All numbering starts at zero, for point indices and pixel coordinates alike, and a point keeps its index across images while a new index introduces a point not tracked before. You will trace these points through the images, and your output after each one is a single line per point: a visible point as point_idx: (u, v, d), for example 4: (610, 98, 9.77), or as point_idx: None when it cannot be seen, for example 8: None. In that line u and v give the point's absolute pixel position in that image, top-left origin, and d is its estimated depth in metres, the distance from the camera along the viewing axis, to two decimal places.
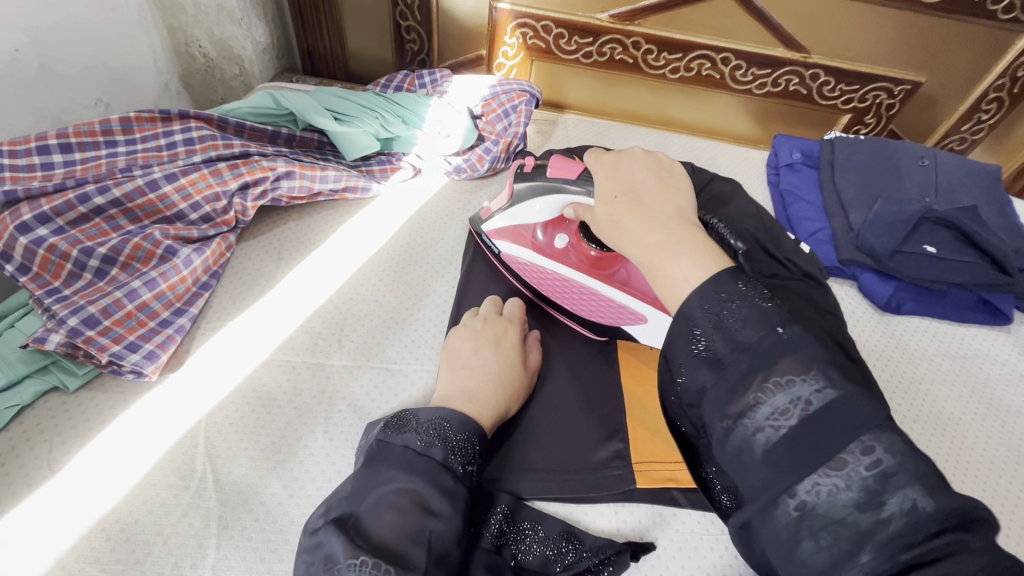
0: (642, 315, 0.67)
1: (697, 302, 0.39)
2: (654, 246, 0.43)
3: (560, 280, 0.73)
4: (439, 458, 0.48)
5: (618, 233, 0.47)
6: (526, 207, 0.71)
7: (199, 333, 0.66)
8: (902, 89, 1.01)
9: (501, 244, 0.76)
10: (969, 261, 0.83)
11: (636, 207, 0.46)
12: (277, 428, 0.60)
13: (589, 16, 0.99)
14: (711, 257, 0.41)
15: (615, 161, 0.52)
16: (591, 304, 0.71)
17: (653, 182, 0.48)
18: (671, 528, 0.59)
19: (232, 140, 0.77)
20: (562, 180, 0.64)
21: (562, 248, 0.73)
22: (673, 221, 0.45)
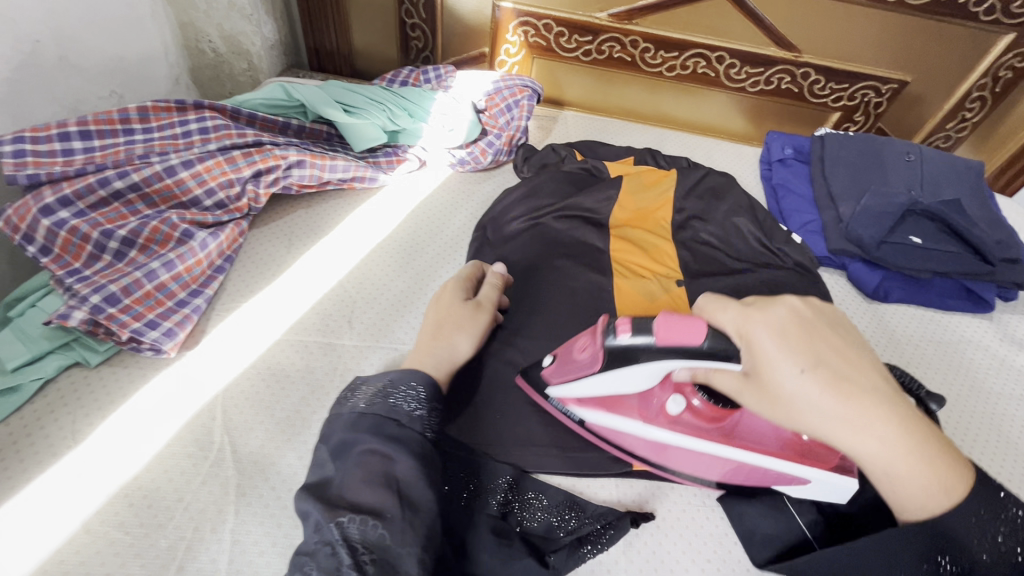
0: (803, 477, 0.56)
1: (954, 527, 0.42)
2: (884, 440, 0.41)
3: (677, 452, 0.59)
4: (384, 412, 0.50)
5: (805, 417, 0.42)
6: (614, 379, 0.56)
7: (215, 314, 0.69)
8: (889, 88, 1.05)
9: (584, 413, 0.61)
10: (953, 251, 0.87)
11: (852, 394, 0.41)
12: (291, 403, 0.62)
13: (588, 15, 1.02)
14: (952, 468, 0.42)
15: (772, 324, 0.44)
16: (738, 471, 0.59)
17: (838, 352, 0.43)
18: (670, 499, 0.62)
19: (245, 130, 0.79)
20: (679, 344, 0.48)
21: (673, 413, 0.58)
22: (893, 412, 0.41)
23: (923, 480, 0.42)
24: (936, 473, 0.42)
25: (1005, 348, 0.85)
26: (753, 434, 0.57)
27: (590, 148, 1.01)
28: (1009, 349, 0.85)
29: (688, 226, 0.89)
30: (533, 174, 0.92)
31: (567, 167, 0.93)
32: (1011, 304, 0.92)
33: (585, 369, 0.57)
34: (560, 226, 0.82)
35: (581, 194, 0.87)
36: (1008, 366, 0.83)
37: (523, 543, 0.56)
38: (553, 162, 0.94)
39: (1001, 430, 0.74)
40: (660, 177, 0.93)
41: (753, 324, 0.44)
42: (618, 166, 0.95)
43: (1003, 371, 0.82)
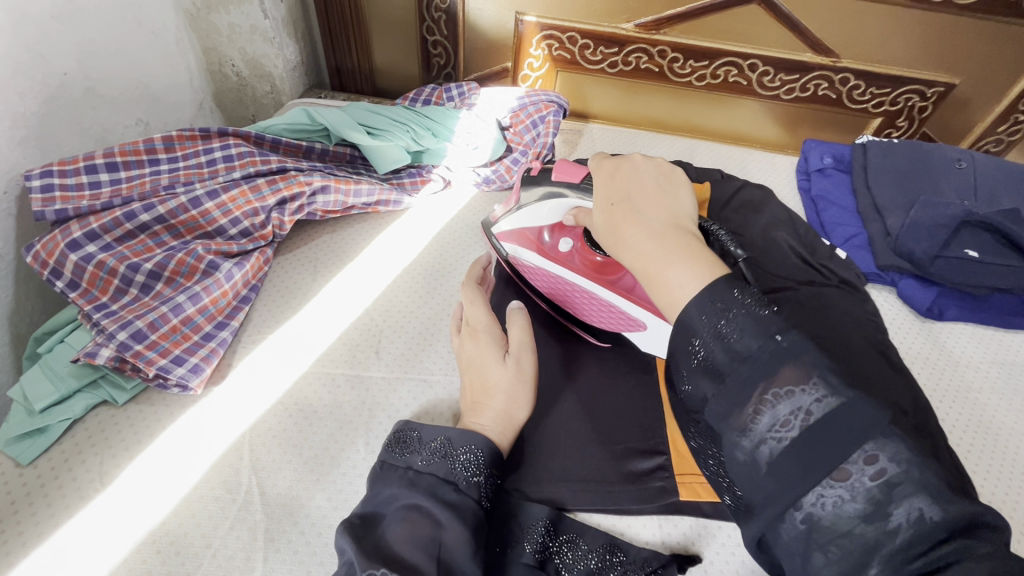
0: (641, 321, 0.61)
1: (693, 316, 0.37)
2: (649, 250, 0.40)
3: (562, 285, 0.67)
4: (442, 473, 0.50)
5: (623, 232, 0.43)
6: (533, 211, 0.69)
7: (241, 346, 0.67)
8: (936, 91, 1.00)
9: (506, 245, 0.74)
10: (1014, 265, 0.81)
11: (635, 213, 0.43)
12: (319, 441, 0.60)
13: (614, 26, 0.99)
14: (703, 258, 0.39)
15: (630, 164, 0.49)
16: (597, 310, 0.66)
17: (650, 188, 0.46)
18: (717, 542, 0.58)
19: (269, 156, 0.78)
20: (568, 183, 0.65)
21: (566, 251, 0.68)
22: (669, 236, 0.41)
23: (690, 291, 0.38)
24: (697, 263, 0.39)
25: None
26: (628, 287, 0.63)
27: None
28: None
29: None
30: None
31: None
32: None
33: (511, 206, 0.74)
34: None
35: None
36: None
37: None
38: None
39: None
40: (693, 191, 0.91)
41: (618, 164, 0.49)
42: None
43: None
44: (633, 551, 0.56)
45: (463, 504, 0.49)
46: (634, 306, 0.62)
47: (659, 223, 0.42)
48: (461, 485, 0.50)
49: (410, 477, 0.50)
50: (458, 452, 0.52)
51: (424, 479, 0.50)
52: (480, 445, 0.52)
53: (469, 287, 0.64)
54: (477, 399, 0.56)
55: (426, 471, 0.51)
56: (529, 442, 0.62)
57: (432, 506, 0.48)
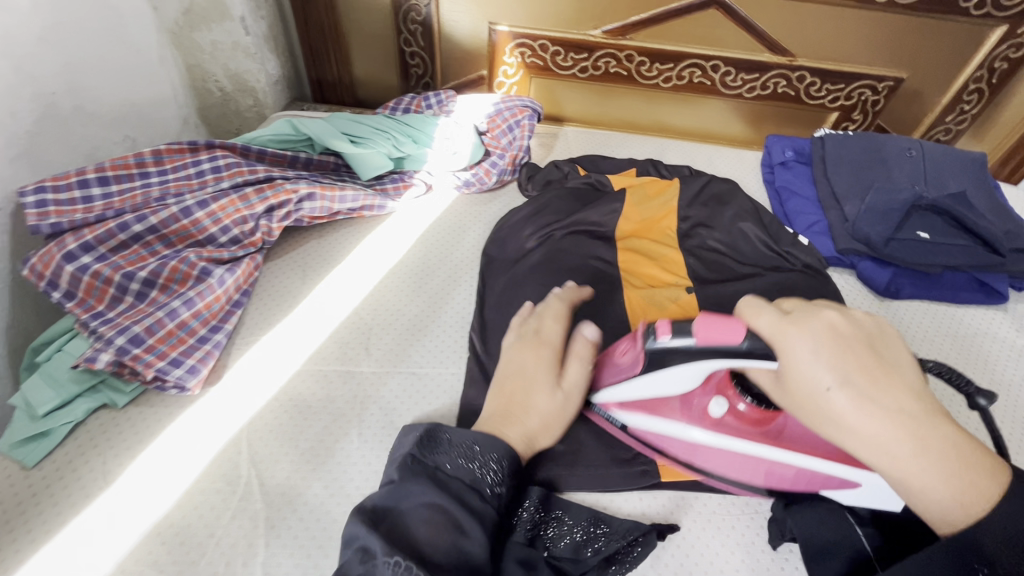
0: (855, 480, 0.55)
1: (981, 538, 0.39)
2: (902, 460, 0.40)
3: (723, 455, 0.59)
4: (468, 479, 0.50)
5: (868, 429, 0.40)
6: (655, 380, 0.56)
7: (235, 348, 0.70)
8: (886, 85, 1.06)
9: (625, 417, 0.62)
10: (962, 244, 0.87)
11: (870, 408, 0.41)
12: (314, 433, 0.63)
13: (582, 33, 1.04)
14: (981, 470, 0.40)
15: (808, 336, 0.43)
16: (772, 476, 0.59)
17: (876, 371, 0.42)
18: (693, 510, 0.62)
19: (256, 166, 0.81)
20: (721, 346, 0.49)
21: (717, 415, 0.59)
22: (914, 433, 0.40)
23: (943, 491, 0.40)
24: (972, 486, 0.40)
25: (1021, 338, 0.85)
26: (799, 439, 0.57)
27: (593, 162, 1.03)
28: None
29: (694, 234, 0.91)
30: (537, 192, 0.94)
31: (571, 183, 0.95)
32: None
33: (625, 371, 0.59)
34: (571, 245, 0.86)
35: (585, 209, 0.90)
36: None
37: (550, 568, 0.55)
38: (557, 179, 0.97)
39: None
40: (663, 187, 0.96)
41: (790, 334, 0.44)
42: (621, 178, 0.98)
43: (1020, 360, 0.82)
44: (617, 523, 0.59)
45: (489, 513, 0.49)
46: (830, 467, 0.55)
47: (908, 417, 0.41)
48: (490, 494, 0.50)
49: (439, 478, 0.50)
50: (490, 458, 0.52)
51: (451, 483, 0.50)
52: (505, 454, 0.52)
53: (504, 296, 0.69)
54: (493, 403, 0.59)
55: (455, 474, 0.51)
56: None
57: (462, 515, 0.48)
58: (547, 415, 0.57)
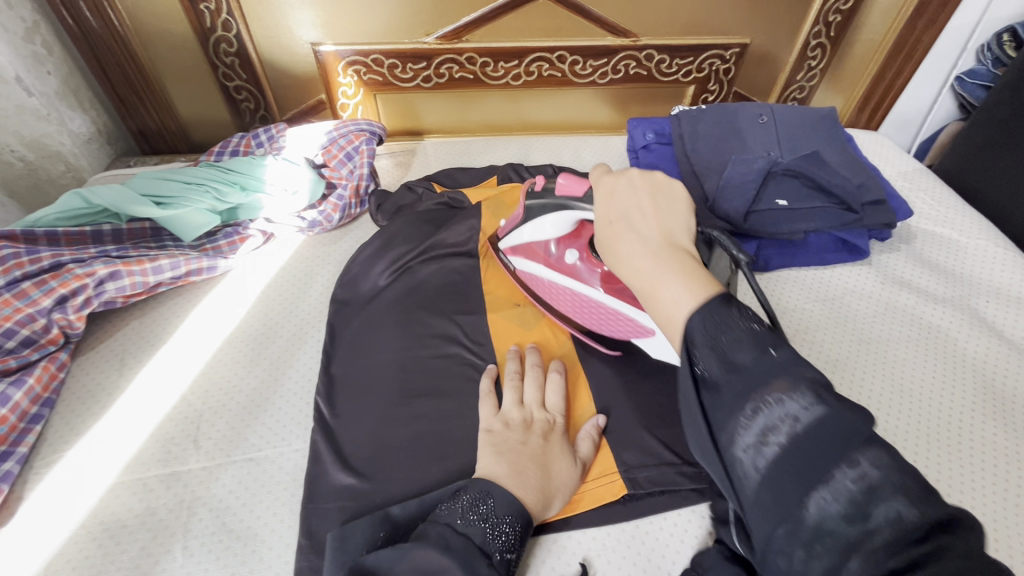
0: (649, 329, 0.64)
1: (695, 330, 0.41)
2: (644, 273, 0.45)
3: (572, 295, 0.70)
4: (479, 540, 0.50)
5: (621, 239, 0.48)
6: (536, 226, 0.68)
7: (33, 474, 0.61)
8: (733, 53, 1.06)
9: (516, 262, 0.75)
10: (820, 206, 0.85)
11: (630, 231, 0.47)
12: (129, 558, 0.55)
13: (415, 42, 0.98)
14: (706, 284, 0.43)
15: (618, 184, 0.51)
16: (599, 318, 0.69)
17: (653, 207, 0.49)
18: (567, 552, 0.57)
19: (40, 252, 0.70)
20: (572, 201, 0.63)
21: (572, 264, 0.69)
22: (661, 249, 0.45)
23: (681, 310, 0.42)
24: (693, 286, 0.42)
25: (886, 289, 0.85)
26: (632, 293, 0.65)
27: (450, 176, 0.97)
28: (889, 289, 0.85)
29: None
30: (388, 221, 0.88)
31: (423, 207, 0.88)
32: (886, 244, 0.92)
33: (513, 220, 0.73)
34: (437, 272, 0.80)
35: (441, 231, 0.84)
36: (894, 309, 0.83)
37: None
38: (409, 203, 0.90)
39: (958, 385, 0.73)
40: (523, 193, 0.91)
41: (605, 181, 0.52)
42: (478, 191, 0.92)
43: (887, 313, 0.82)
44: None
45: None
46: (637, 314, 0.64)
47: (653, 241, 0.46)
48: (493, 558, 0.49)
49: (447, 532, 0.49)
50: (502, 519, 0.51)
51: (463, 542, 0.49)
52: (519, 516, 0.52)
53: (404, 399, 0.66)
54: (375, 469, 0.61)
55: (464, 531, 0.50)
56: (368, 500, 0.59)
57: (459, 573, 0.46)
58: (562, 488, 0.57)
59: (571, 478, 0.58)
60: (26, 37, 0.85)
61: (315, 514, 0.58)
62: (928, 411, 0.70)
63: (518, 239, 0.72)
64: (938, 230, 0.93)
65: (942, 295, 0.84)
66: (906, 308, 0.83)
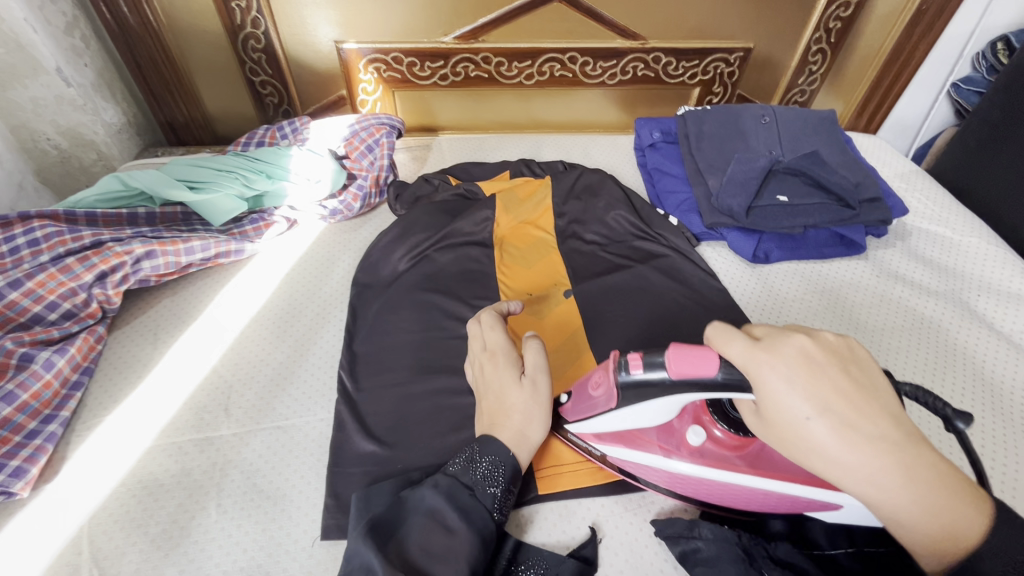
0: (833, 503, 0.50)
1: (967, 560, 0.38)
2: (886, 491, 0.39)
3: (700, 482, 0.55)
4: (465, 483, 0.54)
5: (848, 441, 0.39)
6: (637, 413, 0.53)
7: (75, 436, 0.64)
8: (737, 57, 1.11)
9: (604, 449, 0.60)
10: (819, 202, 0.89)
11: (859, 442, 0.39)
12: (167, 514, 0.59)
13: (434, 41, 1.03)
14: (968, 502, 0.39)
15: (784, 364, 0.42)
16: (733, 495, 0.55)
17: (852, 393, 0.40)
18: (577, 517, 0.61)
19: (81, 231, 0.74)
20: (696, 378, 0.47)
21: (696, 444, 0.55)
22: (898, 456, 0.39)
23: (917, 507, 0.39)
24: (944, 504, 0.39)
25: (881, 282, 0.89)
26: (781, 464, 0.52)
27: (465, 170, 1.01)
28: (884, 282, 0.89)
29: (570, 230, 0.90)
30: (406, 211, 0.92)
31: (439, 197, 0.93)
32: (881, 240, 0.96)
33: (599, 403, 0.55)
34: (453, 258, 0.84)
35: (456, 220, 0.88)
36: (888, 300, 0.86)
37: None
38: (426, 194, 0.94)
39: (950, 372, 0.76)
40: (534, 187, 0.95)
41: (765, 369, 0.42)
42: (492, 183, 0.96)
43: (882, 304, 0.86)
44: (541, 556, 0.56)
45: (482, 519, 0.52)
46: (817, 492, 0.51)
47: (894, 445, 0.39)
48: (477, 491, 0.53)
49: (441, 479, 0.54)
50: (484, 463, 0.55)
51: (454, 483, 0.54)
52: (500, 460, 0.55)
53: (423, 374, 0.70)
54: (396, 438, 0.65)
55: (454, 476, 0.55)
56: (389, 465, 0.62)
57: (446, 510, 0.52)
58: (526, 411, 0.57)
59: (527, 399, 0.57)
60: (67, 31, 0.90)
61: (340, 478, 0.61)
62: None
63: (617, 427, 0.57)
64: (930, 227, 0.98)
65: (934, 289, 0.88)
66: (899, 300, 0.87)
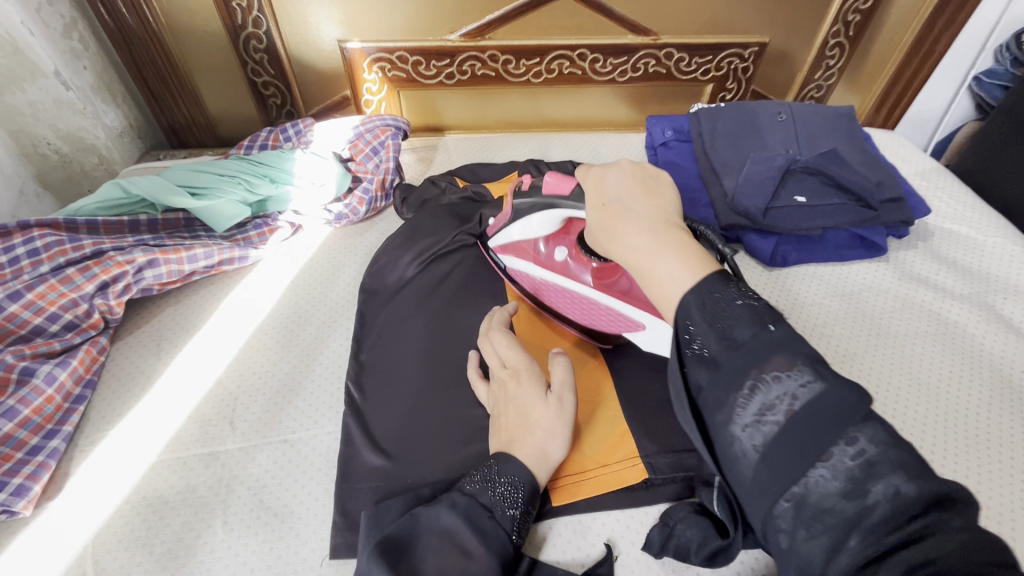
0: (640, 322, 0.62)
1: (695, 305, 0.40)
2: (644, 254, 0.44)
3: (568, 294, 0.70)
4: (484, 503, 0.52)
5: (621, 226, 0.46)
6: (523, 228, 0.71)
7: (78, 451, 0.63)
8: (752, 52, 1.08)
9: (507, 260, 0.76)
10: (838, 203, 0.86)
11: (626, 216, 0.46)
12: (172, 532, 0.57)
13: (439, 39, 1.00)
14: (700, 256, 0.42)
15: (608, 175, 0.50)
16: (586, 310, 0.68)
17: (640, 191, 0.48)
18: (592, 533, 0.59)
19: (82, 240, 0.73)
20: (559, 197, 0.62)
21: (563, 261, 0.70)
22: (657, 230, 0.44)
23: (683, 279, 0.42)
24: (692, 262, 0.42)
25: (903, 286, 0.86)
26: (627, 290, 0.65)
27: (472, 172, 0.98)
28: (906, 286, 0.86)
29: None
30: (413, 214, 0.90)
31: (446, 200, 0.90)
32: (904, 241, 0.93)
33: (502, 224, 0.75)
34: (462, 264, 0.81)
35: (465, 224, 0.85)
36: (911, 305, 0.84)
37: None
38: (433, 196, 0.92)
39: (977, 380, 0.74)
40: None
41: (596, 173, 0.52)
42: (500, 185, 0.94)
43: (905, 309, 0.83)
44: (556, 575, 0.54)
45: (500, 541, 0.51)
46: (630, 309, 0.63)
47: (651, 223, 0.45)
48: (496, 513, 0.52)
49: (457, 498, 0.53)
50: (504, 483, 0.53)
51: (470, 503, 0.52)
52: (520, 480, 0.53)
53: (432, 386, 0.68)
54: (405, 452, 0.63)
55: (472, 495, 0.53)
56: (398, 481, 0.61)
57: (465, 532, 0.50)
58: (552, 431, 0.56)
59: (552, 417, 0.57)
60: (65, 33, 0.88)
61: (348, 494, 0.60)
62: (943, 403, 0.71)
63: (511, 238, 0.74)
64: (955, 228, 0.94)
65: (960, 293, 0.85)
66: (923, 304, 0.84)
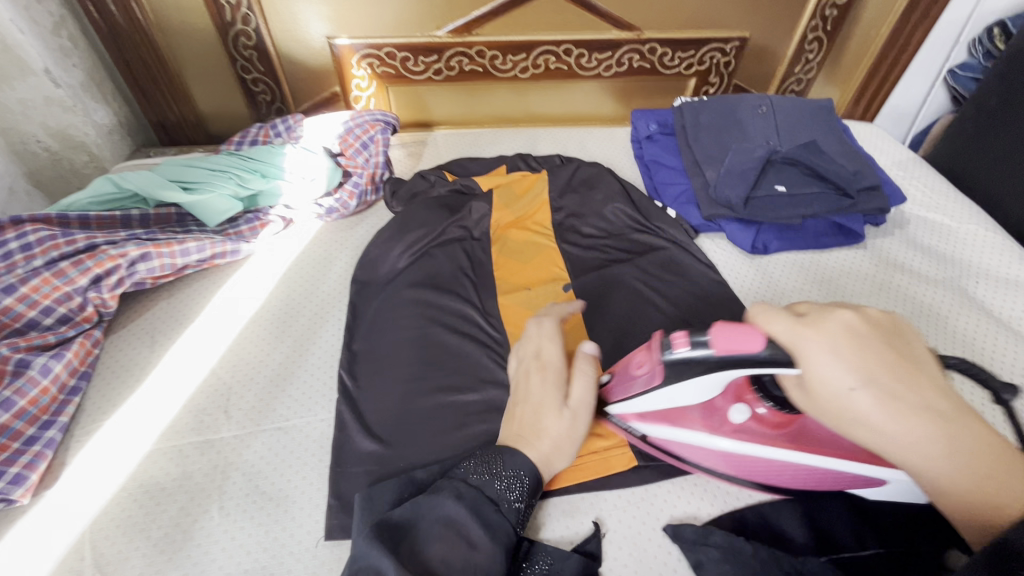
0: (880, 478, 0.54)
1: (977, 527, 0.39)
2: (936, 460, 0.39)
3: (741, 459, 0.58)
4: (490, 495, 0.52)
5: (897, 425, 0.39)
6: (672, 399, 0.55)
7: (74, 441, 0.64)
8: (733, 46, 1.10)
9: (645, 428, 0.60)
10: (817, 192, 0.89)
11: (902, 416, 0.38)
12: (169, 518, 0.58)
13: (427, 35, 1.02)
14: (1007, 463, 0.38)
15: (825, 338, 0.41)
16: (780, 474, 0.57)
17: (898, 366, 0.40)
18: (581, 512, 0.61)
19: (75, 235, 0.73)
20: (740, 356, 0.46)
21: (738, 422, 0.56)
22: (939, 424, 0.38)
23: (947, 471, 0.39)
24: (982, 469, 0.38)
25: (879, 271, 0.89)
26: (822, 442, 0.54)
27: (461, 166, 1.00)
28: (882, 270, 0.89)
29: (567, 225, 0.90)
30: (403, 207, 0.91)
31: (436, 192, 0.92)
32: (880, 229, 0.96)
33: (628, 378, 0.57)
34: (451, 255, 0.83)
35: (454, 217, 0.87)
36: (886, 288, 0.86)
37: None
38: (422, 190, 0.93)
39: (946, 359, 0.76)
40: (531, 182, 0.94)
41: (809, 344, 0.41)
42: (488, 178, 0.96)
43: (880, 292, 0.86)
44: (545, 551, 0.56)
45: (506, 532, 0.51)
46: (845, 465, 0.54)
47: (939, 416, 0.39)
48: (503, 506, 0.52)
49: (463, 487, 0.53)
50: (513, 475, 0.53)
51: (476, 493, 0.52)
52: (528, 473, 0.54)
53: (424, 374, 0.69)
54: (398, 437, 0.64)
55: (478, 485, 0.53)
56: (392, 465, 0.62)
57: (471, 524, 0.50)
58: (556, 440, 0.56)
59: (563, 426, 0.56)
60: (54, 31, 0.89)
61: (342, 478, 0.61)
62: None
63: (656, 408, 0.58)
64: (929, 215, 0.97)
65: (932, 276, 0.88)
66: (897, 288, 0.87)
